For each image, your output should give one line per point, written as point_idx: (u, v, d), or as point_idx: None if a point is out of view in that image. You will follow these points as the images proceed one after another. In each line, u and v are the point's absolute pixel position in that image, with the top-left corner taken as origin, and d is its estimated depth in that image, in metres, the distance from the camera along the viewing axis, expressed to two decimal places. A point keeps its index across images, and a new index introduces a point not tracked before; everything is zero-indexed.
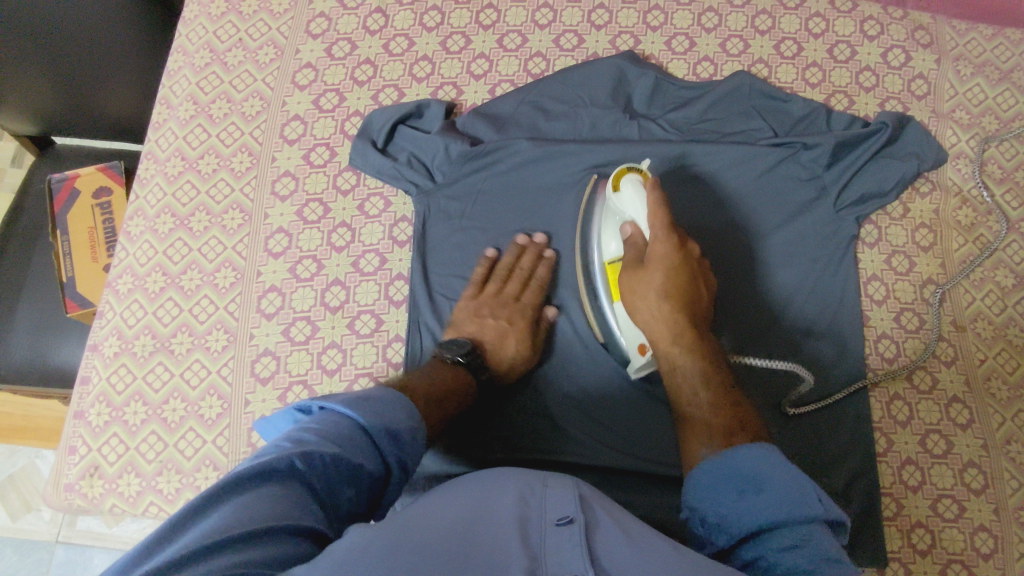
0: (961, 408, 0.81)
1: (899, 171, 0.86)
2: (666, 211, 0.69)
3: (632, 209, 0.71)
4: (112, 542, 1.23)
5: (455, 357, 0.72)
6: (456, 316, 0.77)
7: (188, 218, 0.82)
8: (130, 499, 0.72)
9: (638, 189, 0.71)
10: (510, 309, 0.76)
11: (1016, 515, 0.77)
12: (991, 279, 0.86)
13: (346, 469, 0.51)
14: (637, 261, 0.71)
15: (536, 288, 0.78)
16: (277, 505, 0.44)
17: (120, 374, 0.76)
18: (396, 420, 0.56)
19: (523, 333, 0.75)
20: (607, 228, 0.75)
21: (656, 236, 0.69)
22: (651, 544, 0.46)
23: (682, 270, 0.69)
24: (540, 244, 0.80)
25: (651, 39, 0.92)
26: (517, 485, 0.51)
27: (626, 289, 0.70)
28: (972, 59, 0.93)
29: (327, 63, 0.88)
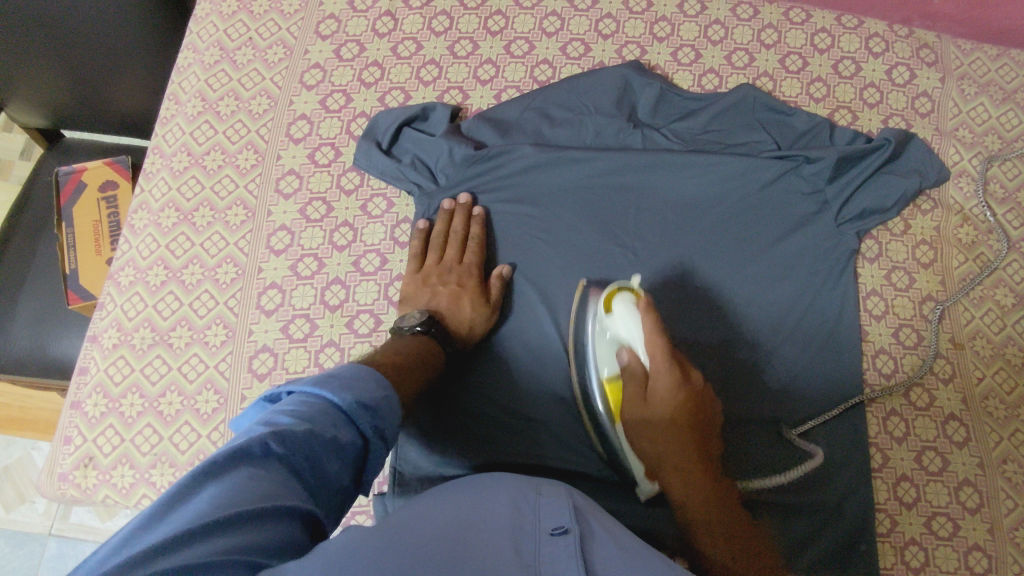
0: (958, 426, 0.81)
1: (901, 188, 0.86)
2: (664, 338, 0.68)
3: (627, 331, 0.71)
4: (104, 537, 1.23)
5: (414, 329, 0.72)
6: (405, 292, 0.78)
7: (192, 213, 0.82)
8: (123, 491, 0.72)
9: (631, 308, 0.70)
10: (456, 271, 0.79)
11: (1010, 535, 0.77)
12: (991, 297, 0.86)
13: (324, 443, 0.50)
14: (639, 395, 0.70)
15: (473, 248, 0.80)
16: (260, 489, 0.43)
17: (119, 365, 0.76)
18: (368, 392, 0.56)
19: (475, 291, 0.78)
20: (602, 347, 0.74)
21: (657, 370, 0.68)
22: (643, 557, 0.46)
23: (686, 406, 0.68)
24: (466, 204, 0.82)
25: (657, 49, 0.92)
26: (511, 495, 0.51)
27: (637, 426, 0.70)
28: (976, 79, 0.94)
29: (335, 64, 0.89)
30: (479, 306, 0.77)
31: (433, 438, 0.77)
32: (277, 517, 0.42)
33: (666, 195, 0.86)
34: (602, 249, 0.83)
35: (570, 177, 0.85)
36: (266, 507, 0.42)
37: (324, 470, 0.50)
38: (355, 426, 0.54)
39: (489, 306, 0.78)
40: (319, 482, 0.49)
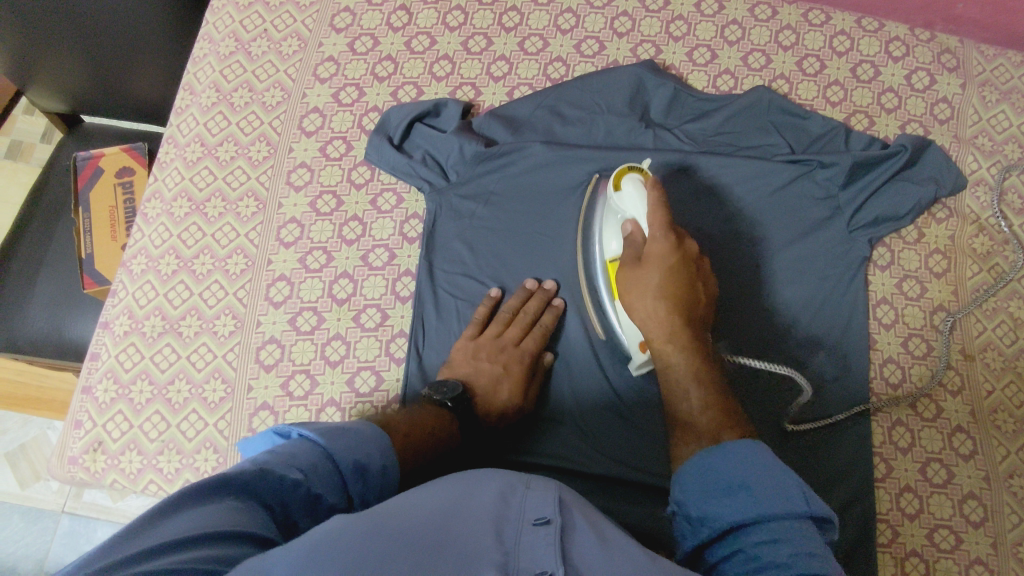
0: (964, 439, 0.80)
1: (915, 196, 0.85)
2: (665, 209, 0.70)
3: (633, 207, 0.72)
4: (115, 516, 1.26)
5: (444, 400, 0.70)
6: (453, 356, 0.76)
7: (204, 203, 0.83)
8: (131, 476, 0.74)
9: (639, 188, 0.72)
10: (508, 354, 0.75)
11: (1014, 551, 0.76)
12: (1004, 309, 0.85)
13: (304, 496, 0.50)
14: (635, 260, 0.71)
15: (536, 334, 0.77)
16: (235, 518, 0.44)
17: (129, 352, 0.78)
18: (368, 455, 0.56)
19: (517, 382, 0.74)
20: (608, 225, 0.76)
21: (655, 235, 0.70)
22: (626, 554, 0.46)
23: (679, 268, 0.69)
24: (548, 291, 0.80)
25: (672, 49, 0.92)
26: (500, 485, 0.51)
27: (625, 283, 0.70)
28: (998, 86, 0.92)
29: (349, 58, 0.89)
30: (518, 396, 0.74)
31: None
32: (249, 542, 0.43)
33: (676, 197, 0.86)
34: None
35: (582, 174, 0.84)
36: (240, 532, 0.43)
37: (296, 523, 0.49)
38: (344, 488, 0.54)
39: (524, 397, 0.75)
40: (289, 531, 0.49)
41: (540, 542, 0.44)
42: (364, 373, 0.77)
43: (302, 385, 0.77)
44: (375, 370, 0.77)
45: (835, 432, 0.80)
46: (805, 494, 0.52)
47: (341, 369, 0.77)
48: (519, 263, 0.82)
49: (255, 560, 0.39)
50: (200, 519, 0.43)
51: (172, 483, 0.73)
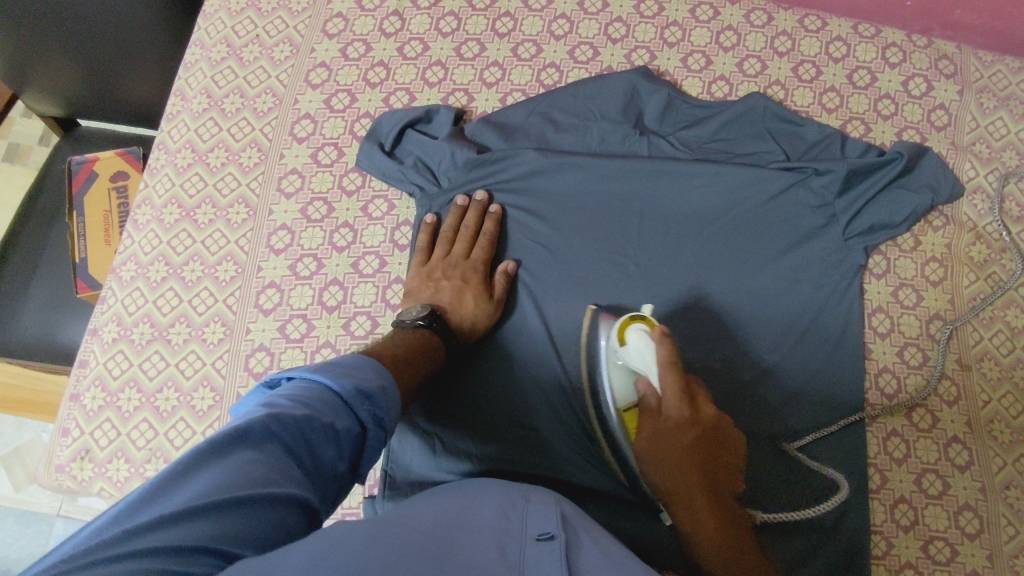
0: (960, 449, 0.80)
1: (911, 205, 0.85)
2: (676, 371, 0.66)
3: (640, 360, 0.69)
4: None
5: (417, 321, 0.72)
6: (410, 287, 0.78)
7: (194, 209, 0.82)
8: (118, 484, 0.73)
9: (644, 338, 0.69)
10: (461, 267, 0.78)
11: (1010, 563, 0.75)
12: (1001, 318, 0.84)
13: (320, 428, 0.52)
14: (651, 426, 0.67)
15: (484, 243, 0.79)
16: (249, 475, 0.45)
17: (117, 360, 0.77)
18: (366, 380, 0.57)
19: (478, 286, 0.77)
20: (615, 376, 0.73)
21: (668, 405, 0.65)
22: (627, 562, 0.46)
23: (695, 441, 0.64)
24: (481, 201, 0.82)
25: (666, 55, 0.91)
26: (500, 502, 0.51)
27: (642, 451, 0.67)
28: (996, 92, 0.92)
29: (341, 64, 0.88)
30: (483, 302, 0.76)
31: (431, 440, 0.77)
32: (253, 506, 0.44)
33: (671, 203, 0.85)
34: (601, 260, 0.82)
35: (575, 182, 0.84)
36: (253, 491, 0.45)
37: (320, 455, 0.52)
38: (352, 412, 0.55)
39: (492, 302, 0.77)
40: (315, 469, 0.51)
41: (546, 553, 0.44)
42: None
43: None
44: None
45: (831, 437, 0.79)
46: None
47: None
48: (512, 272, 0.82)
49: (255, 560, 0.39)
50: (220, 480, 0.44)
51: None
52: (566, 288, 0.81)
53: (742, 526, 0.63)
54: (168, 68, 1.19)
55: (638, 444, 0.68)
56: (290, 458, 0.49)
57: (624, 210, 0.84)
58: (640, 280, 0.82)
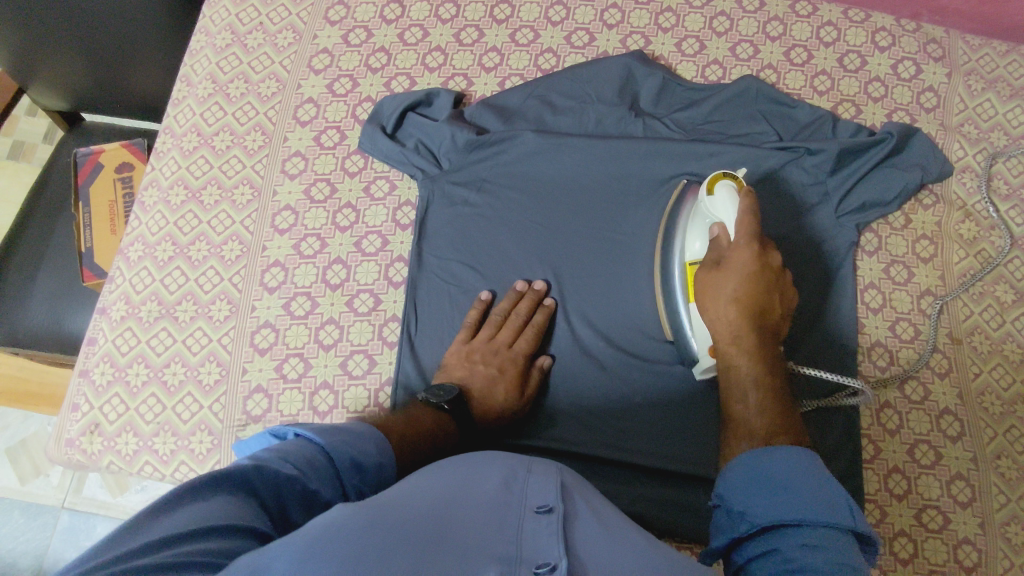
0: (952, 420, 0.82)
1: (901, 183, 0.86)
2: (755, 221, 0.70)
3: (721, 209, 0.72)
4: (115, 512, 1.27)
5: (441, 403, 0.71)
6: (446, 360, 0.77)
7: (200, 191, 0.84)
8: (127, 457, 0.75)
9: (732, 197, 0.71)
10: (501, 356, 0.76)
11: (1001, 530, 0.77)
12: (991, 293, 0.86)
13: (302, 492, 0.51)
14: (717, 263, 0.71)
15: (529, 336, 0.78)
16: (239, 516, 0.44)
17: (125, 337, 0.79)
18: (363, 453, 0.57)
19: (513, 382, 0.76)
20: (693, 227, 0.76)
21: (740, 242, 0.69)
22: (622, 541, 0.48)
23: (761, 276, 0.69)
24: (538, 291, 0.80)
25: (661, 40, 0.93)
26: (501, 471, 0.53)
27: (701, 287, 0.71)
28: (984, 75, 0.94)
29: (343, 50, 0.90)
30: (512, 397, 0.76)
31: None
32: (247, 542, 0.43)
33: (667, 182, 0.86)
34: (599, 238, 0.84)
35: (573, 162, 0.86)
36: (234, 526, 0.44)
37: (294, 518, 0.50)
38: (340, 482, 0.54)
39: (522, 399, 0.76)
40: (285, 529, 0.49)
41: (545, 528, 0.45)
42: (358, 357, 0.79)
43: (296, 368, 0.78)
44: (368, 354, 0.79)
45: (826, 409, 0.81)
46: (851, 507, 0.53)
47: (334, 353, 0.79)
48: (514, 249, 0.83)
49: (249, 556, 0.39)
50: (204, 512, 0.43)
51: (167, 465, 0.75)
52: (565, 266, 0.83)
53: (780, 362, 0.69)
54: (171, 61, 1.21)
55: (702, 278, 0.72)
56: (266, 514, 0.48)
57: (621, 190, 0.86)
58: (637, 257, 0.84)
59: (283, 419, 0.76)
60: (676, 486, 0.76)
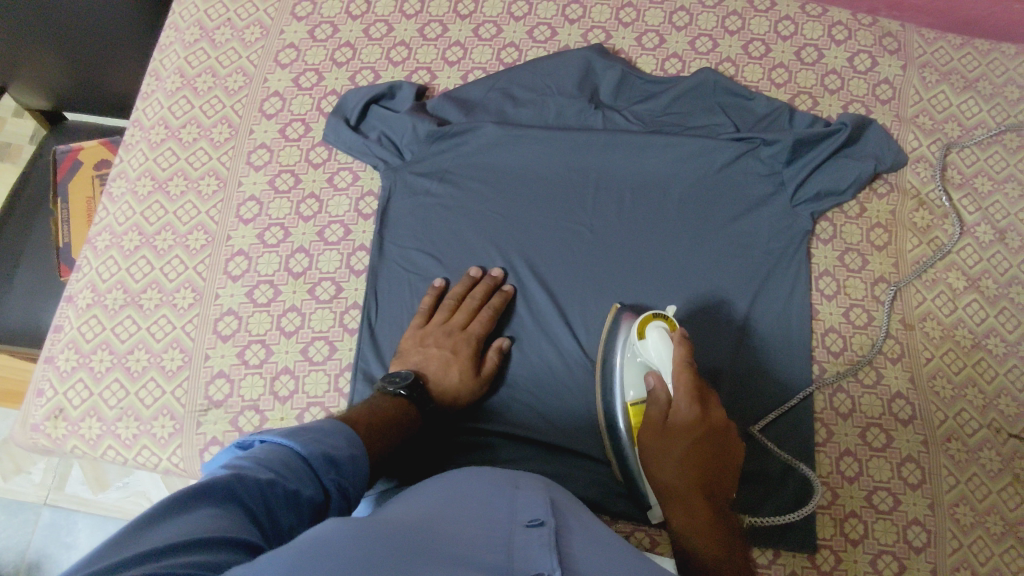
0: (903, 404, 0.83)
1: (855, 171, 0.88)
2: (690, 371, 0.67)
3: (656, 356, 0.71)
4: (94, 508, 1.28)
5: (398, 390, 0.72)
6: (402, 346, 0.79)
7: (167, 182, 0.86)
8: (90, 442, 0.76)
9: (664, 338, 0.71)
10: (455, 338, 0.78)
11: (950, 510, 0.79)
12: (944, 280, 0.88)
13: (282, 493, 0.51)
14: (658, 422, 0.68)
15: (483, 318, 0.80)
16: (223, 525, 0.44)
17: (91, 324, 0.80)
18: (336, 448, 0.59)
19: (468, 363, 0.77)
20: (630, 371, 0.75)
21: (678, 404, 0.66)
22: (612, 545, 0.50)
23: (702, 439, 0.64)
24: (495, 277, 0.83)
25: (622, 34, 0.95)
26: (488, 490, 0.54)
27: (645, 446, 0.68)
28: (938, 67, 0.96)
29: (309, 44, 0.92)
30: (469, 378, 0.77)
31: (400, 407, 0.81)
32: (237, 548, 0.43)
33: (624, 173, 0.88)
34: (558, 227, 0.86)
35: (533, 154, 0.88)
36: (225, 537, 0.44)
37: (278, 519, 0.50)
38: (318, 479, 0.55)
39: (478, 378, 0.78)
40: (272, 531, 0.49)
41: (535, 539, 0.47)
42: (318, 343, 0.81)
43: (258, 354, 0.80)
44: (328, 340, 0.81)
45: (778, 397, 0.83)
46: None
47: (295, 339, 0.81)
48: (473, 239, 0.85)
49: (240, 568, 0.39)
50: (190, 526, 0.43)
51: (129, 449, 0.76)
52: (523, 256, 0.85)
53: (735, 539, 0.62)
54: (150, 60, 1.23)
55: (644, 439, 0.68)
56: (250, 519, 0.48)
57: (581, 181, 0.88)
58: (594, 245, 0.86)
59: (245, 404, 0.78)
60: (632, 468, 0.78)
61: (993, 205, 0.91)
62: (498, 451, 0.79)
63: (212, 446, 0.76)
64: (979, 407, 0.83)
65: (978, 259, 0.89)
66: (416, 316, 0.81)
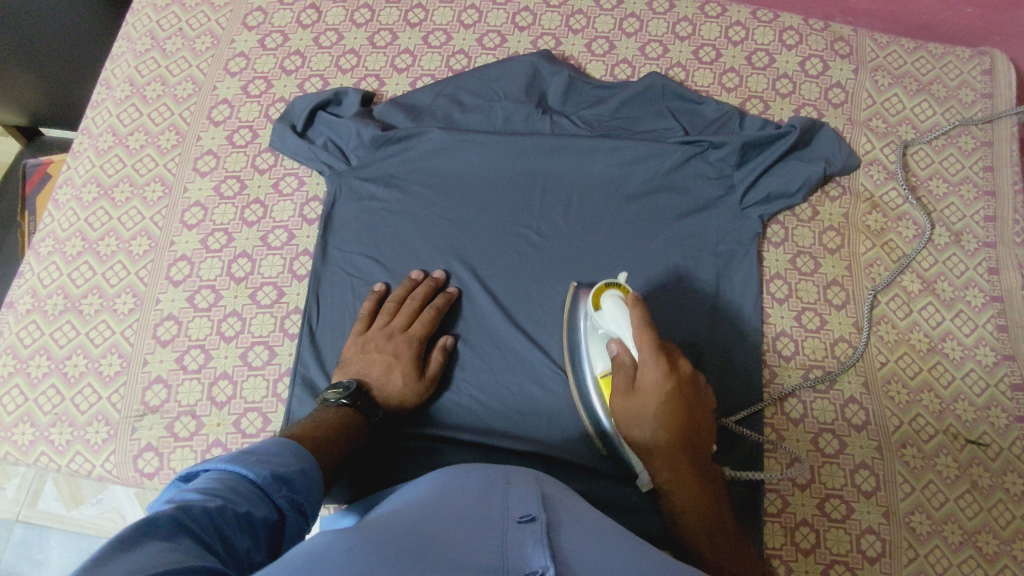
0: (857, 410, 0.81)
1: (805, 173, 0.86)
2: (651, 331, 0.66)
3: (615, 324, 0.69)
4: (69, 525, 1.19)
5: (340, 399, 0.70)
6: (344, 354, 0.77)
7: (112, 188, 0.87)
8: (23, 448, 0.76)
9: (619, 304, 0.69)
10: (396, 341, 0.77)
11: (906, 520, 0.76)
12: (898, 283, 0.86)
13: (233, 516, 0.48)
14: (628, 384, 0.67)
15: (425, 318, 0.79)
16: (181, 556, 0.40)
17: (30, 329, 0.81)
18: (285, 466, 0.56)
19: (410, 365, 0.76)
20: (592, 345, 0.73)
21: (644, 363, 0.66)
22: (603, 538, 0.47)
23: (676, 397, 0.65)
24: (437, 279, 0.82)
25: (571, 41, 0.96)
26: (479, 488, 0.52)
27: (621, 418, 0.67)
28: (891, 70, 0.95)
29: (259, 53, 0.94)
30: (412, 381, 0.76)
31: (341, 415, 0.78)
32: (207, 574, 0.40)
33: (573, 176, 0.87)
34: (506, 231, 0.85)
35: (479, 158, 0.87)
36: (190, 565, 0.40)
37: (231, 545, 0.46)
38: (269, 500, 0.52)
39: (422, 380, 0.76)
40: (230, 558, 0.46)
41: (529, 535, 0.45)
42: (257, 348, 0.80)
43: (196, 359, 0.79)
44: (268, 345, 0.80)
45: (733, 407, 0.80)
46: None
47: (235, 344, 0.80)
48: (418, 242, 0.84)
49: None
50: (151, 560, 0.39)
51: (62, 455, 0.76)
52: (468, 260, 0.84)
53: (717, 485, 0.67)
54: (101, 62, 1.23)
55: (617, 405, 0.68)
56: (207, 549, 0.44)
57: (527, 184, 0.87)
58: (538, 249, 0.85)
59: (181, 409, 0.77)
60: (574, 474, 0.75)
61: (949, 207, 0.90)
62: (441, 456, 0.76)
63: (146, 452, 0.76)
64: (935, 413, 0.81)
65: (934, 262, 0.87)
66: (357, 321, 0.80)
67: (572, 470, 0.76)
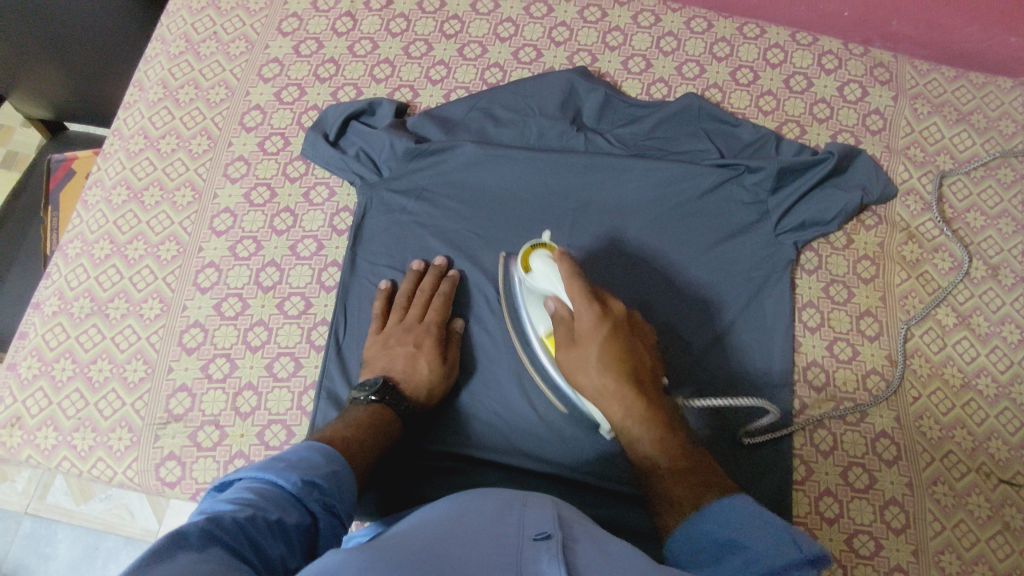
0: (888, 444, 0.80)
1: (842, 202, 0.85)
2: (580, 279, 0.67)
3: (543, 284, 0.70)
4: (78, 520, 1.19)
5: (369, 397, 0.70)
6: (367, 354, 0.77)
7: (142, 191, 0.87)
8: (45, 452, 0.75)
9: (548, 262, 0.70)
10: (414, 331, 0.76)
11: (936, 559, 0.75)
12: (934, 317, 0.85)
13: (265, 523, 0.47)
14: (568, 338, 0.67)
15: (437, 305, 0.79)
16: (214, 567, 0.40)
17: (55, 332, 0.80)
18: (315, 468, 0.54)
19: (432, 353, 0.75)
20: (532, 308, 0.74)
21: (579, 310, 0.66)
22: (629, 556, 0.46)
23: (615, 335, 0.65)
24: (438, 267, 0.82)
25: (608, 57, 0.95)
26: (495, 508, 0.51)
27: (568, 370, 0.67)
28: (931, 99, 0.94)
29: (293, 59, 0.93)
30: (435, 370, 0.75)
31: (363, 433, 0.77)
32: None
33: (605, 195, 0.86)
34: None
35: (510, 173, 0.86)
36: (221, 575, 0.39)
37: (265, 552, 0.45)
38: (301, 504, 0.51)
39: (445, 370, 0.76)
40: (265, 567, 0.45)
41: (545, 551, 0.43)
42: (283, 359, 0.79)
43: (221, 368, 0.78)
44: (294, 357, 0.79)
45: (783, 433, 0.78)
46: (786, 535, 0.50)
47: (261, 354, 0.79)
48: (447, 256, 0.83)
49: None
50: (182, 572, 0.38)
51: (84, 461, 0.75)
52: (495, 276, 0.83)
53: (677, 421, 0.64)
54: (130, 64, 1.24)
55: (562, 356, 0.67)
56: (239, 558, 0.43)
57: (557, 200, 0.86)
58: None
59: (204, 419, 0.76)
60: (601, 501, 0.74)
61: (987, 240, 0.88)
62: (466, 476, 0.75)
63: (169, 460, 0.75)
64: (968, 450, 0.79)
65: (970, 296, 0.86)
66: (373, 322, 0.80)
67: (597, 495, 0.74)
